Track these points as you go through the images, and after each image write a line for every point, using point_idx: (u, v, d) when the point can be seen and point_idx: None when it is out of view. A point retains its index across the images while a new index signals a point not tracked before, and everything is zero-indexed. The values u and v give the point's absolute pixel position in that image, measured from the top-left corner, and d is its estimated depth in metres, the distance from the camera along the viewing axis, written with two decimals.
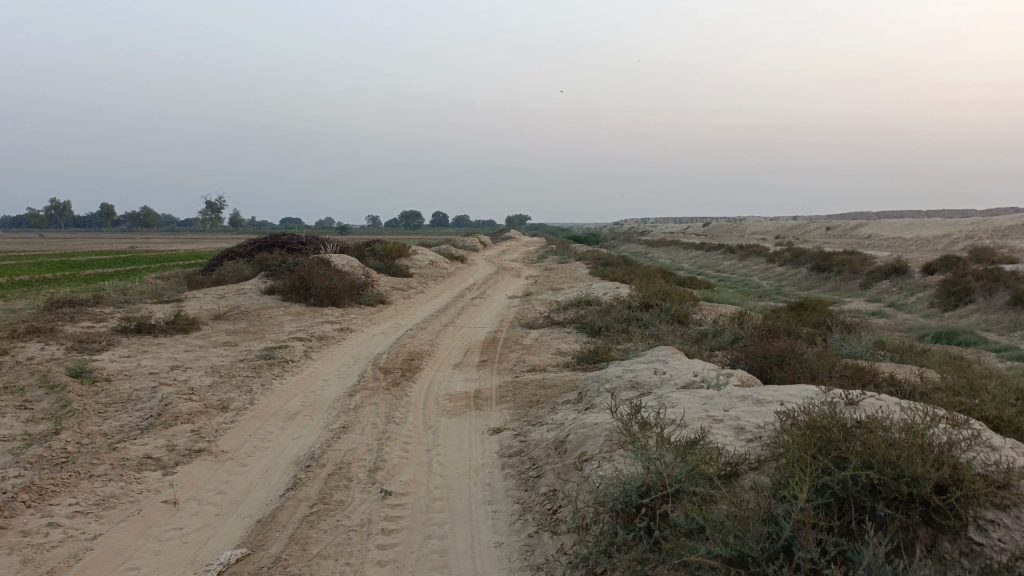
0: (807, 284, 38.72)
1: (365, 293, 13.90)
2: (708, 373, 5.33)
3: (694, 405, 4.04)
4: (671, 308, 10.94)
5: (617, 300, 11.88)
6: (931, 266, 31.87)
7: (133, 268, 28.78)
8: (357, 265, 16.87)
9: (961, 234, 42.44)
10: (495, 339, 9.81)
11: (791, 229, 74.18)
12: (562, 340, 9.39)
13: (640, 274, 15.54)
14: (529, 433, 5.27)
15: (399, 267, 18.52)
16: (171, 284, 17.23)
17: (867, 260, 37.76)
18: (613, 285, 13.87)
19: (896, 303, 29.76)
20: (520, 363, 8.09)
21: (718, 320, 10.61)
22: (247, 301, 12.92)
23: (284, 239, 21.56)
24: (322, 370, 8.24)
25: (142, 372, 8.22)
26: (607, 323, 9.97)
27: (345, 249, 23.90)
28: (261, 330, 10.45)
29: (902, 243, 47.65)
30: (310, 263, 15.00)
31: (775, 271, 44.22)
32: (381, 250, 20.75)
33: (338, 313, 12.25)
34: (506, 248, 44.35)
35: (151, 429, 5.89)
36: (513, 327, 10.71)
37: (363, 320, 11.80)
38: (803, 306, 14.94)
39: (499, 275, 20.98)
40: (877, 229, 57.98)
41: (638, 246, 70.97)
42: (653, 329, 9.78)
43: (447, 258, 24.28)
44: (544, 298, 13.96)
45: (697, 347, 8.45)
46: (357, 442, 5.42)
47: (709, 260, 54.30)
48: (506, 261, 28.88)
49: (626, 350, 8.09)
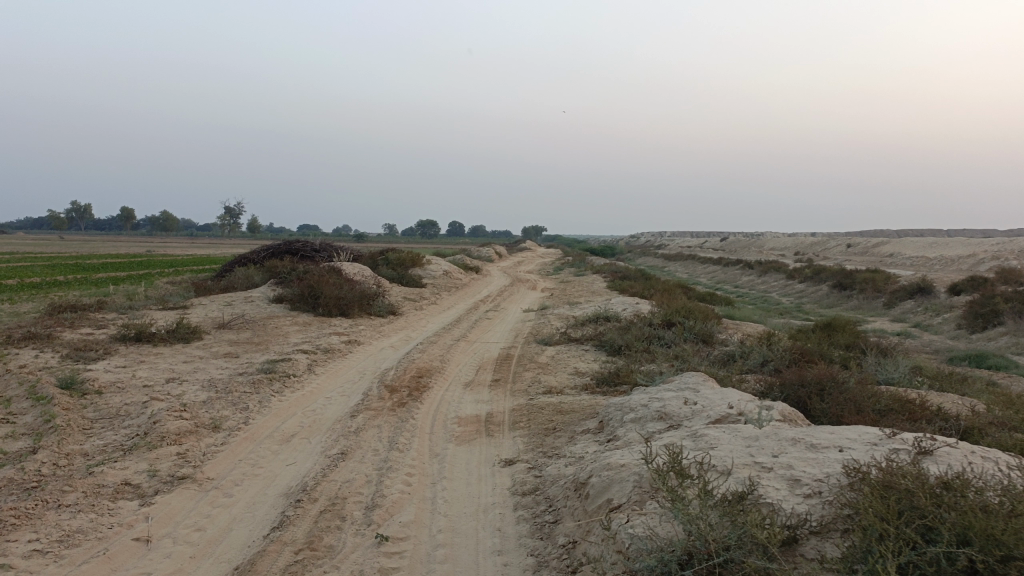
0: (828, 302, 37.92)
1: (376, 304, 13.44)
2: (745, 405, 4.81)
3: (736, 447, 3.53)
4: (696, 327, 10.39)
5: (637, 316, 11.35)
6: (957, 286, 31.05)
7: (146, 272, 28.56)
8: (369, 274, 16.44)
9: (987, 253, 41.49)
10: (509, 355, 9.31)
11: (811, 246, 73.22)
12: (579, 359, 8.87)
13: (661, 290, 14.99)
14: (545, 467, 4.76)
15: (412, 278, 18.07)
16: (179, 290, 16.88)
17: (890, 279, 36.94)
18: (633, 301, 13.33)
19: (920, 324, 28.97)
20: (535, 384, 7.58)
21: (745, 341, 10.05)
22: (253, 310, 12.49)
23: (296, 246, 21.18)
24: (325, 386, 7.77)
25: (135, 385, 7.78)
26: (628, 342, 9.45)
27: (358, 257, 23.49)
28: (265, 341, 10.00)
29: (925, 262, 46.72)
30: (320, 271, 14.56)
31: (795, 288, 43.43)
32: (394, 259, 20.31)
33: (346, 324, 11.80)
34: (522, 259, 43.84)
35: (135, 450, 5.43)
36: (529, 343, 10.21)
37: (371, 333, 11.34)
38: (830, 326, 14.34)
39: (514, 287, 20.50)
40: (899, 248, 57.03)
41: (654, 259, 70.24)
42: (676, 350, 9.25)
43: (461, 269, 23.82)
44: (560, 312, 13.45)
45: (726, 371, 7.91)
46: (355, 471, 4.93)
47: (726, 275, 53.54)
48: (522, 273, 28.39)
49: (649, 372, 7.56)
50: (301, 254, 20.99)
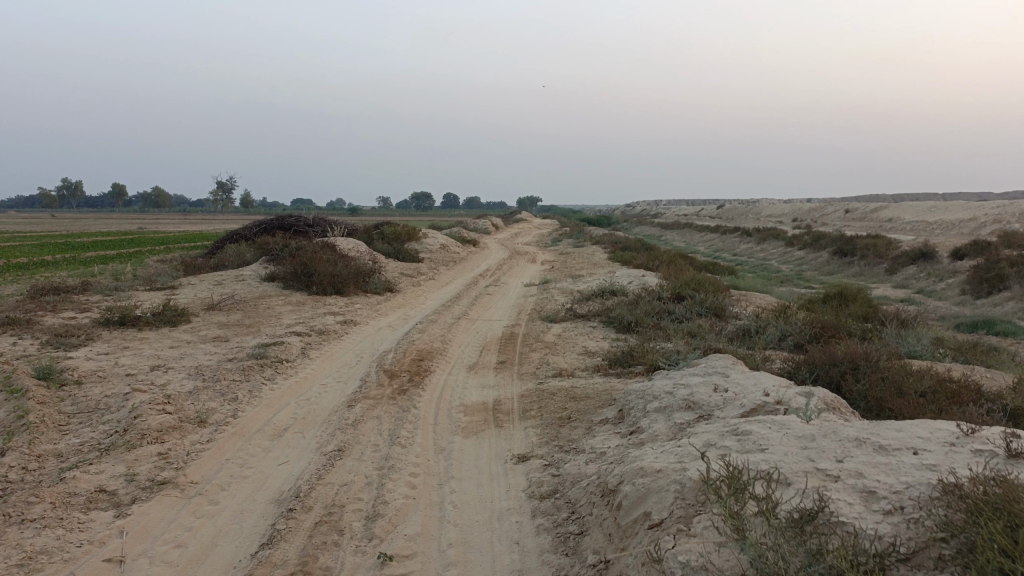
0: (829, 269, 37.49)
1: (372, 280, 12.94)
2: (783, 392, 4.35)
3: (791, 450, 3.07)
4: (707, 301, 9.93)
5: (646, 290, 10.87)
6: (961, 251, 30.63)
7: (136, 251, 27.93)
8: (364, 249, 15.90)
9: (988, 216, 41.01)
10: (514, 334, 8.84)
11: (809, 212, 72.66)
12: (588, 337, 8.41)
13: (666, 261, 14.50)
14: (563, 465, 4.31)
15: (409, 252, 17.54)
16: (170, 269, 16.34)
17: (892, 244, 36.49)
18: (639, 273, 12.85)
19: (924, 290, 28.60)
20: (543, 365, 7.13)
21: (759, 315, 9.59)
22: (244, 290, 11.98)
23: (289, 221, 20.59)
24: (320, 371, 7.30)
25: (118, 374, 7.30)
26: (638, 319, 8.98)
27: (352, 232, 22.92)
28: (256, 323, 9.52)
29: (925, 227, 46.25)
30: (313, 248, 14.04)
31: (795, 255, 42.98)
32: (389, 233, 19.75)
33: (342, 303, 11.31)
34: (520, 230, 43.25)
35: (112, 450, 4.98)
36: (533, 321, 9.74)
37: (368, 311, 10.85)
38: (841, 296, 13.88)
39: (514, 260, 20.00)
40: (898, 212, 56.53)
41: (651, 228, 69.64)
42: (689, 326, 8.79)
43: (458, 242, 23.26)
44: (564, 287, 12.97)
45: (745, 349, 7.45)
46: (353, 472, 4.47)
47: (725, 243, 53.05)
48: (520, 245, 27.84)
49: (665, 350, 7.10)
50: (295, 230, 20.41)
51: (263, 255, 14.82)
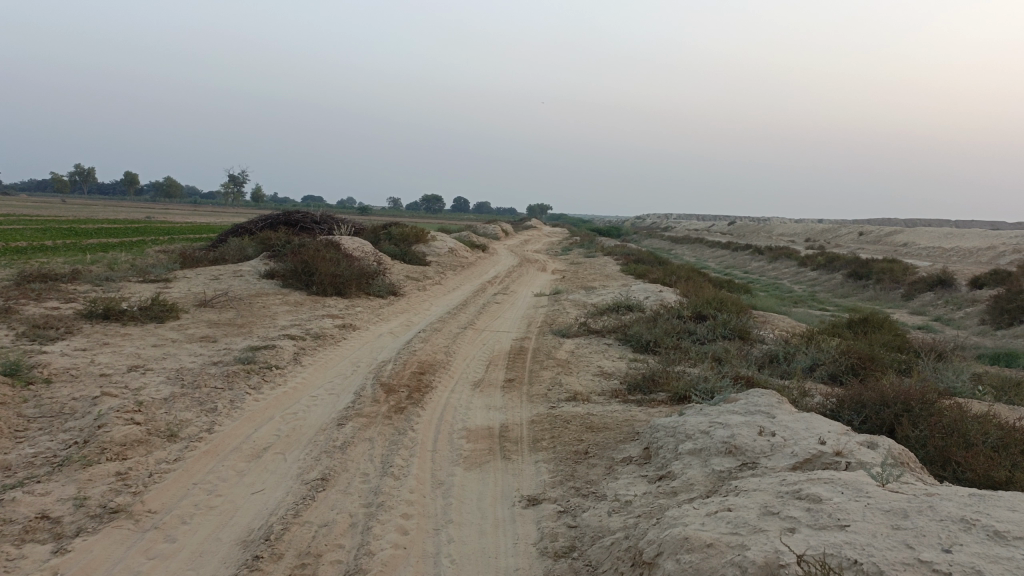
0: (843, 291, 36.75)
1: (376, 282, 12.33)
2: (843, 442, 3.74)
3: (879, 530, 2.45)
4: (731, 322, 9.29)
5: (664, 307, 10.23)
6: (980, 280, 29.87)
7: (139, 240, 27.38)
8: (369, 249, 15.30)
9: (1007, 245, 40.22)
10: (524, 349, 8.21)
11: (821, 233, 71.88)
12: (603, 357, 7.77)
13: (684, 276, 13.84)
14: (580, 513, 3.68)
15: (415, 254, 16.94)
16: (167, 260, 15.76)
17: (908, 269, 35.75)
18: (656, 289, 12.21)
19: (942, 318, 27.85)
20: (555, 386, 6.50)
21: (787, 340, 8.94)
22: (240, 287, 11.39)
23: (295, 217, 20.02)
24: (312, 381, 6.68)
25: (92, 373, 6.70)
26: (657, 339, 8.35)
27: (359, 231, 22.35)
28: (249, 323, 8.91)
29: (941, 253, 45.46)
30: (316, 245, 13.46)
31: (808, 275, 42.24)
32: (396, 234, 19.15)
33: (342, 305, 10.70)
34: (529, 237, 42.59)
35: (66, 466, 4.36)
36: (544, 335, 9.10)
37: (369, 316, 10.24)
38: (866, 322, 13.21)
39: (523, 268, 19.38)
40: (913, 237, 55.71)
41: (661, 241, 68.90)
42: (713, 350, 8.15)
43: (466, 247, 22.63)
44: (576, 299, 12.34)
45: (777, 378, 6.81)
46: (336, 509, 3.85)
47: (736, 260, 52.33)
48: (530, 252, 27.22)
49: (690, 375, 6.46)
50: (301, 227, 19.87)
51: (264, 251, 14.24)
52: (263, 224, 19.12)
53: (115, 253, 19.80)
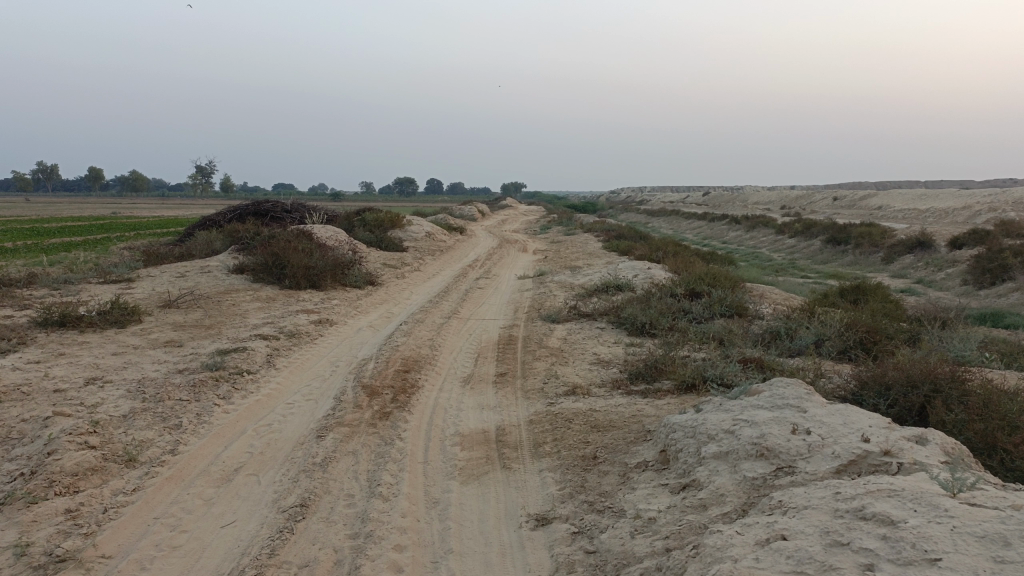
0: (822, 257, 36.68)
1: (352, 272, 11.78)
2: (889, 439, 3.31)
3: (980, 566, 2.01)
4: (728, 298, 8.87)
5: (656, 286, 9.79)
6: (959, 240, 29.84)
7: (104, 238, 26.50)
8: (344, 237, 14.70)
9: (981, 204, 40.40)
10: (513, 338, 7.72)
11: (796, 200, 72.02)
12: (598, 344, 7.33)
13: (671, 251, 13.43)
14: (598, 535, 3.23)
15: (392, 240, 16.38)
16: (132, 258, 15.06)
17: (886, 232, 35.73)
18: (644, 266, 11.76)
19: (923, 280, 27.77)
20: (551, 378, 6.04)
21: (787, 315, 8.54)
22: (208, 284, 10.77)
23: (265, 207, 19.30)
24: (287, 387, 6.16)
25: (45, 389, 6.12)
26: (653, 321, 7.90)
27: (333, 219, 21.66)
28: (218, 324, 8.35)
29: (917, 215, 45.57)
30: (288, 236, 12.85)
31: (786, 243, 42.16)
32: (371, 220, 18.51)
33: (317, 299, 10.15)
34: (506, 217, 42.02)
35: (7, 505, 3.82)
36: (533, 321, 8.62)
37: (346, 309, 9.70)
38: (859, 290, 12.87)
39: (503, 250, 18.88)
40: (888, 200, 55.87)
41: (638, 215, 68.59)
42: (712, 330, 7.73)
43: (444, 230, 22.04)
44: (562, 280, 11.86)
45: (785, 359, 6.39)
46: (319, 544, 3.36)
47: (714, 231, 52.15)
48: (508, 232, 26.69)
49: (695, 359, 6.03)
50: (272, 217, 19.16)
51: (233, 244, 13.58)
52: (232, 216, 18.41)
53: (77, 252, 19.00)
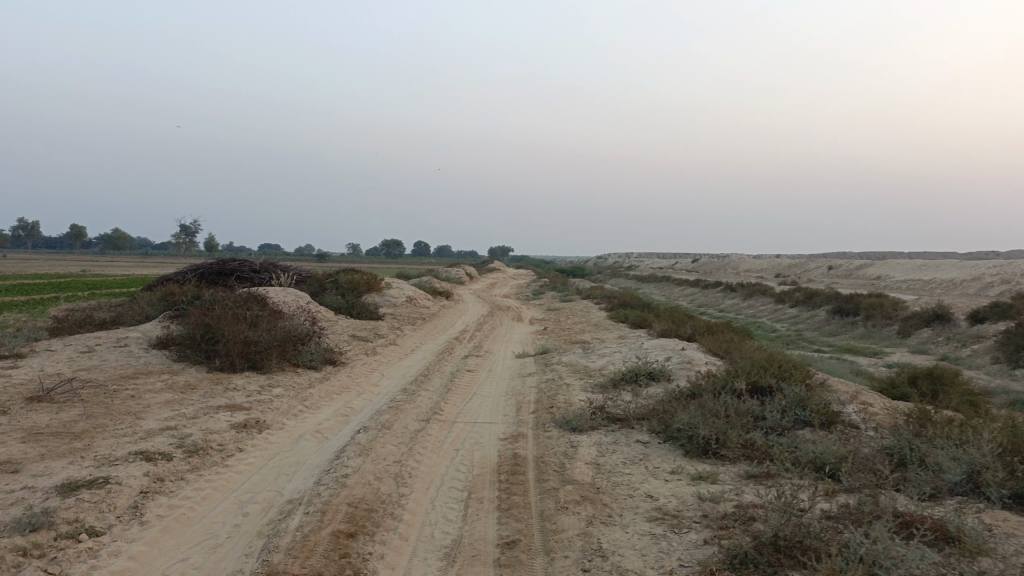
0: (829, 328, 34.53)
1: (308, 348, 9.29)
2: None
3: None
4: (810, 399, 6.49)
5: (704, 377, 7.38)
6: (980, 314, 27.80)
7: (45, 298, 23.71)
8: (306, 303, 12.26)
9: (990, 275, 38.67)
10: (519, 462, 5.22)
11: (789, 267, 70.56)
12: (650, 478, 4.85)
13: (701, 326, 11.06)
14: None
15: (366, 306, 13.96)
16: (50, 324, 12.43)
17: (897, 303, 33.71)
18: (677, 346, 9.41)
19: (948, 356, 25.53)
20: (595, 560, 3.54)
21: (901, 426, 6.12)
22: (117, 365, 8.23)
23: (230, 266, 16.92)
24: (145, 569, 3.61)
25: None
26: (722, 436, 5.46)
27: (304, 281, 19.22)
28: (95, 431, 5.79)
29: (922, 287, 43.73)
30: (234, 301, 10.38)
31: (787, 313, 40.08)
32: (344, 283, 16.10)
33: (254, 387, 7.63)
34: (494, 281, 39.59)
35: None
36: (545, 428, 6.15)
37: (291, 402, 7.20)
38: (931, 379, 10.51)
39: (495, 319, 16.47)
40: (887, 270, 54.19)
41: (629, 281, 66.73)
42: (812, 454, 5.30)
43: (427, 294, 19.64)
44: (572, 362, 9.42)
45: (969, 518, 3.96)
46: None
47: (709, 298, 50.09)
48: (497, 297, 24.39)
49: (838, 527, 3.59)
50: (237, 278, 16.78)
51: (168, 310, 11.10)
52: (190, 273, 16.00)
53: (3, 315, 16.33)
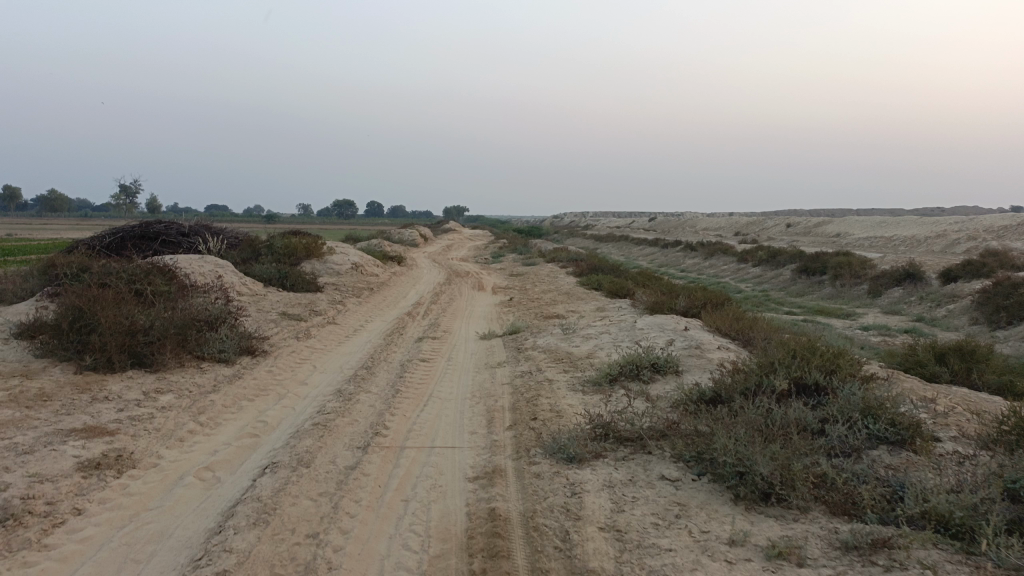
0: (796, 287, 33.47)
1: (217, 334, 7.35)
2: None
3: None
4: (882, 405, 4.84)
5: (730, 373, 5.68)
6: (953, 272, 26.88)
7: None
8: (227, 275, 10.25)
9: (954, 232, 38.03)
10: (500, 530, 3.45)
11: (747, 225, 69.86)
12: (706, 561, 3.13)
13: (698, 296, 9.40)
14: None
15: (304, 275, 12.00)
16: None
17: (864, 261, 32.75)
18: (677, 324, 7.72)
19: (923, 316, 24.49)
20: None
21: (1009, 443, 4.53)
22: None
23: (154, 228, 14.73)
24: None
25: None
26: (792, 475, 3.75)
27: (239, 246, 17.05)
28: None
29: (885, 245, 42.99)
30: (127, 273, 8.32)
31: (751, 271, 38.99)
32: (280, 249, 14.05)
33: (133, 395, 5.70)
34: (450, 242, 37.47)
35: None
36: (529, 459, 4.41)
37: (181, 418, 5.32)
38: (961, 355, 9.05)
39: (454, 287, 14.63)
40: (845, 228, 53.54)
41: (587, 240, 65.13)
42: (922, 503, 3.65)
43: (377, 259, 17.63)
44: (550, 346, 7.68)
45: None
46: None
47: (670, 257, 48.85)
48: (452, 260, 22.51)
49: None
50: (161, 242, 14.61)
51: (49, 285, 8.98)
52: (106, 235, 13.79)
53: None
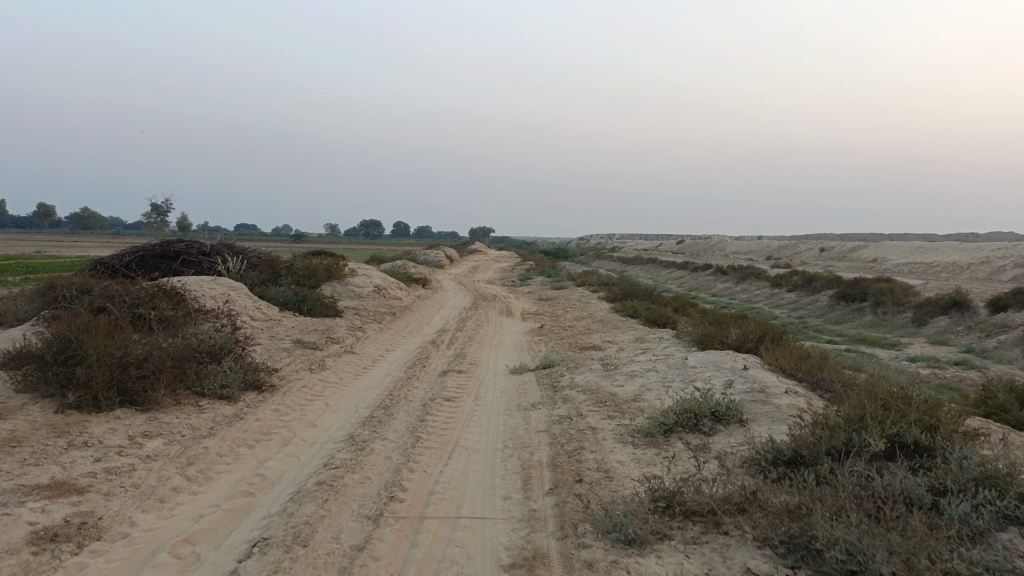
0: (834, 314, 32.21)
1: (220, 367, 6.62)
2: None
3: None
4: (1008, 473, 3.94)
5: (809, 426, 4.81)
6: (1002, 301, 25.54)
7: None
8: (240, 299, 9.57)
9: (999, 258, 36.51)
10: None
11: (778, 250, 68.43)
12: None
13: (750, 328, 8.51)
14: None
15: (323, 299, 11.30)
16: None
17: (906, 288, 31.44)
18: (733, 362, 6.85)
19: (973, 347, 23.18)
20: None
21: None
22: None
23: (174, 247, 14.17)
24: None
25: None
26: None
27: (261, 266, 16.47)
28: None
29: (926, 271, 41.54)
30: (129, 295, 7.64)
31: (786, 297, 37.79)
32: (300, 270, 13.39)
33: (116, 441, 4.96)
34: (477, 265, 36.83)
35: None
36: (577, 539, 3.58)
37: (165, 472, 4.56)
38: None
39: (481, 312, 13.84)
40: (881, 252, 52.00)
41: (615, 262, 64.18)
42: None
43: (401, 282, 16.93)
44: (590, 385, 6.84)
45: None
46: None
47: (701, 281, 47.75)
48: (480, 283, 21.76)
49: None
50: (181, 262, 14.04)
51: (49, 308, 8.34)
52: (125, 255, 13.25)
53: None
